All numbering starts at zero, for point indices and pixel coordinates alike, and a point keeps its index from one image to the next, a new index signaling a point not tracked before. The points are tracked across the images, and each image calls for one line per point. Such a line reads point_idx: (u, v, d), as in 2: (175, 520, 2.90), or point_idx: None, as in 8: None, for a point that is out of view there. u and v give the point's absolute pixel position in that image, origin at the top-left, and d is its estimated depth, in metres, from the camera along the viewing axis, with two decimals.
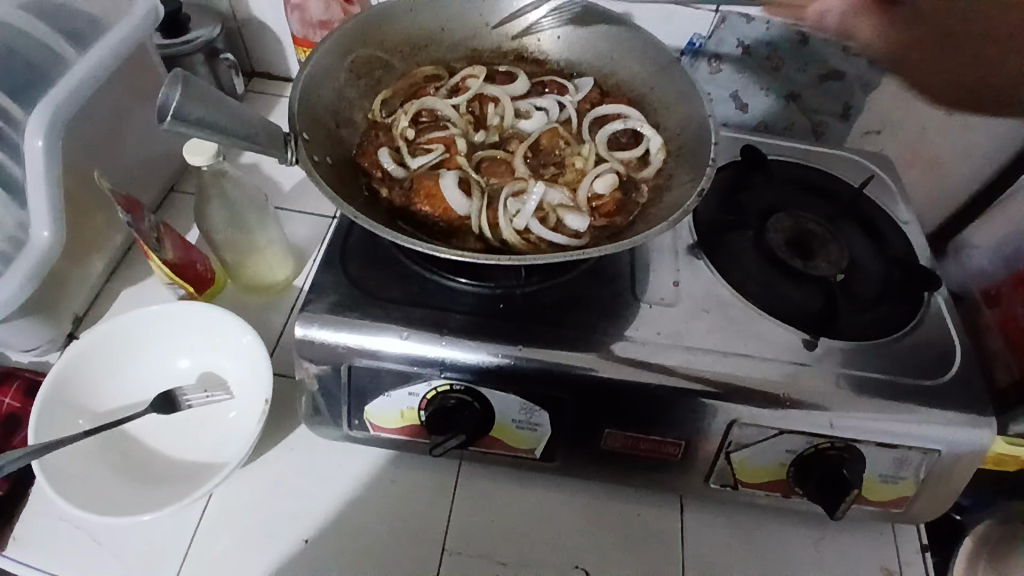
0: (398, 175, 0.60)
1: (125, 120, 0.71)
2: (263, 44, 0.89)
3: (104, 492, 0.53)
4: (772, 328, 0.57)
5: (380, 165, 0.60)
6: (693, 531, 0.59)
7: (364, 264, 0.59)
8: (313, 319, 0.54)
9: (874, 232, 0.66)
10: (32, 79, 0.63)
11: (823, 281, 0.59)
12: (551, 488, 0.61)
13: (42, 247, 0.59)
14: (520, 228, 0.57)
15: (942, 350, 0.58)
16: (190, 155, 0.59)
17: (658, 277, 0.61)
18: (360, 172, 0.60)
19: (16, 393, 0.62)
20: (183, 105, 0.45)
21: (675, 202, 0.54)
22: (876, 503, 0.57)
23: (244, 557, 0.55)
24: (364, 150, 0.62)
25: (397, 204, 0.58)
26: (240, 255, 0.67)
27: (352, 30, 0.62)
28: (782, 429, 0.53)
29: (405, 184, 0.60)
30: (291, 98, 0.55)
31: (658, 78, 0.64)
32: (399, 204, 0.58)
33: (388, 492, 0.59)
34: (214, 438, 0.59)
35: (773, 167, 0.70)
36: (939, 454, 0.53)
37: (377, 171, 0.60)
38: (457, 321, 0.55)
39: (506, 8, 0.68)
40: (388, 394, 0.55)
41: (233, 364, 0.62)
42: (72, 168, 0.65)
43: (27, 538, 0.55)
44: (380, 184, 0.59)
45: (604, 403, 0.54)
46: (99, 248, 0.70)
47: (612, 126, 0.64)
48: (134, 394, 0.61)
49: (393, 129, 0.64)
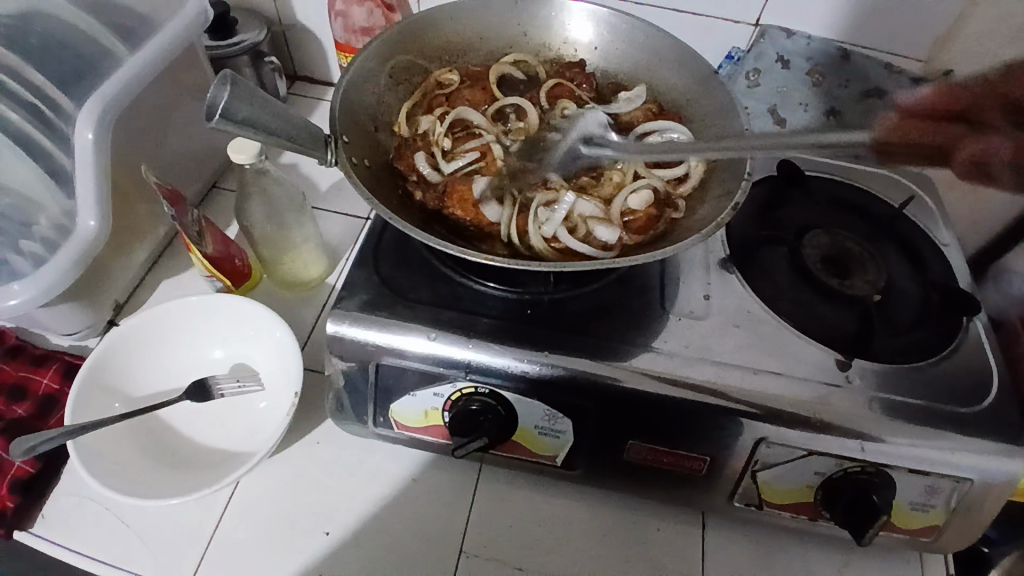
0: (432, 179, 0.61)
1: (172, 118, 0.73)
2: (307, 49, 0.92)
3: (133, 474, 0.54)
4: (804, 346, 0.56)
5: (416, 168, 0.61)
6: (713, 549, 0.58)
7: (395, 265, 0.60)
8: (344, 316, 0.55)
9: (914, 255, 0.64)
10: (85, 74, 0.66)
11: (859, 301, 0.58)
12: (570, 496, 0.60)
13: (87, 235, 0.61)
14: (547, 236, 0.57)
15: (978, 377, 0.56)
16: (233, 152, 0.60)
17: (687, 290, 0.60)
18: (396, 174, 0.61)
19: (54, 375, 0.64)
20: (231, 104, 0.46)
21: (709, 216, 0.54)
22: (904, 531, 0.55)
23: (262, 550, 0.56)
24: (399, 151, 0.62)
25: (429, 207, 0.59)
26: (276, 252, 0.69)
27: (393, 37, 0.64)
28: (811, 450, 0.52)
29: (438, 188, 0.60)
30: (333, 102, 0.57)
31: (696, 91, 0.64)
32: (432, 207, 0.59)
33: (408, 491, 0.60)
34: (244, 427, 0.60)
35: (812, 184, 0.69)
36: (971, 483, 0.52)
37: (413, 174, 0.61)
38: (484, 324, 0.55)
39: (545, 17, 0.69)
40: (413, 394, 0.55)
41: (265, 357, 0.64)
42: (120, 161, 0.67)
43: (55, 518, 0.57)
44: (414, 187, 0.60)
45: (630, 413, 0.53)
46: (143, 238, 0.72)
47: (648, 141, 0.63)
48: (169, 380, 0.63)
49: (429, 135, 0.64)
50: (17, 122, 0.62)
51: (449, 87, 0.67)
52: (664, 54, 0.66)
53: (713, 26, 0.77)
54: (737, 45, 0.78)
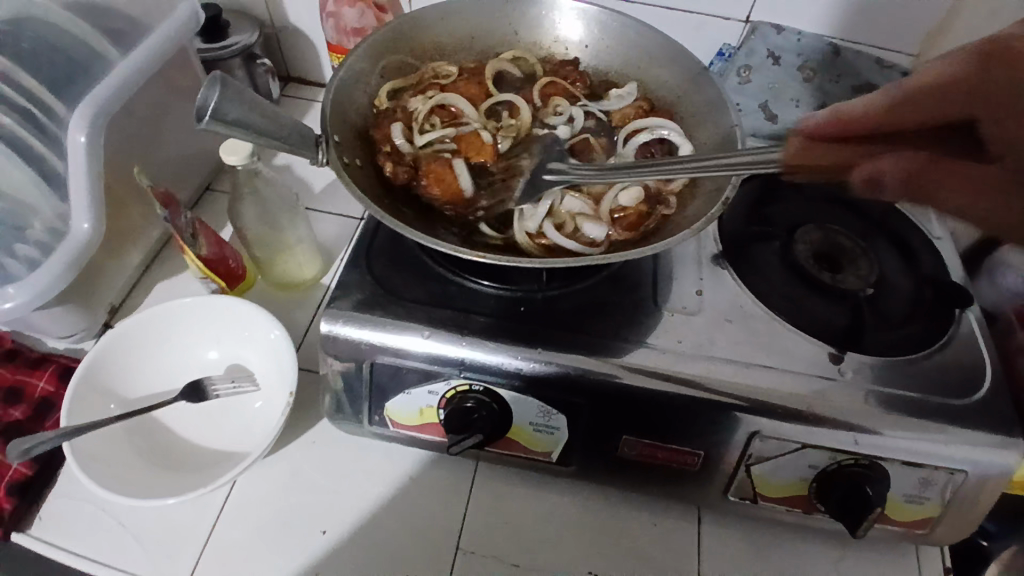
0: (404, 151, 0.62)
1: (165, 121, 0.74)
2: (300, 50, 0.92)
3: (128, 475, 0.55)
4: (796, 341, 0.56)
5: (391, 139, 0.61)
6: (709, 544, 0.58)
7: (389, 264, 0.60)
8: (338, 316, 0.55)
9: (906, 249, 0.65)
10: (78, 78, 0.66)
11: (851, 295, 0.59)
12: (566, 493, 0.61)
13: (81, 238, 0.61)
14: (532, 232, 0.58)
15: (971, 369, 0.56)
16: (226, 153, 0.60)
17: (680, 286, 0.61)
18: (372, 148, 0.61)
19: (50, 378, 0.64)
20: (221, 105, 0.46)
21: (698, 212, 0.54)
22: (899, 523, 0.55)
23: (258, 550, 0.56)
24: (378, 126, 0.63)
25: (400, 180, 0.59)
26: (271, 253, 0.69)
27: (386, 36, 0.64)
28: (804, 443, 0.52)
29: (409, 161, 0.61)
30: (324, 100, 0.57)
31: (686, 87, 0.64)
32: (401, 179, 0.59)
33: (404, 490, 0.60)
34: (240, 428, 0.60)
35: (803, 179, 0.70)
36: (965, 475, 0.52)
37: (387, 145, 0.61)
38: (478, 322, 0.55)
39: (535, 15, 0.69)
40: (408, 392, 0.56)
41: (260, 357, 0.64)
42: (112, 165, 0.67)
43: (52, 521, 0.57)
44: (385, 158, 0.60)
45: (623, 409, 0.53)
46: (137, 241, 0.72)
47: (639, 137, 0.63)
48: (164, 381, 0.63)
49: (412, 114, 0.64)
50: (9, 126, 0.61)
51: (441, 79, 0.67)
52: (653, 52, 0.66)
53: (703, 23, 0.77)
54: (728, 41, 0.78)
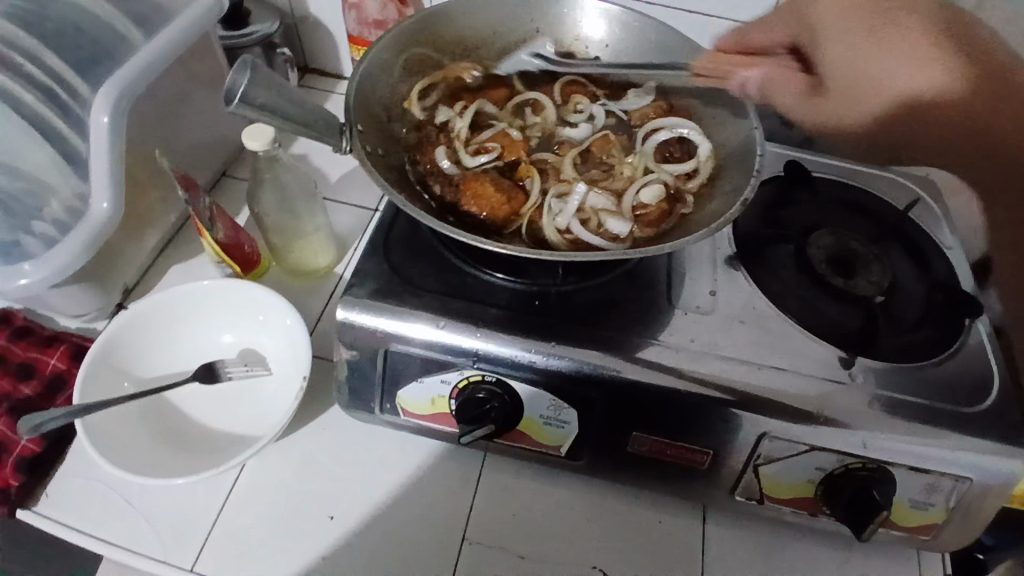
0: (451, 172, 0.62)
1: (185, 105, 0.74)
2: (320, 41, 0.92)
3: (139, 453, 0.55)
4: (808, 343, 0.57)
5: (435, 161, 0.63)
6: (715, 544, 0.59)
7: (405, 253, 0.61)
8: (355, 302, 0.56)
9: (917, 259, 0.65)
10: (101, 59, 0.66)
11: (862, 301, 0.59)
12: (573, 487, 0.61)
13: (100, 218, 0.61)
14: (561, 228, 0.59)
15: (979, 378, 0.57)
16: (248, 139, 0.60)
17: (694, 285, 0.61)
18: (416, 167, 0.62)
19: (62, 356, 0.65)
20: (249, 89, 0.47)
21: (718, 210, 0.54)
22: (903, 528, 0.55)
23: (267, 531, 0.56)
24: (422, 150, 0.64)
25: (447, 200, 0.60)
26: (287, 240, 0.69)
27: (410, 28, 0.65)
28: (813, 445, 0.52)
29: (455, 180, 0.62)
30: (348, 91, 0.57)
31: (704, 91, 0.65)
32: (450, 199, 0.60)
33: (414, 477, 0.60)
34: (252, 411, 0.61)
35: (818, 186, 0.70)
36: (971, 483, 0.52)
37: (432, 166, 0.63)
38: (492, 314, 0.56)
39: (557, 14, 0.70)
40: (421, 381, 0.56)
41: (273, 342, 0.64)
42: (134, 147, 0.68)
43: (59, 498, 0.57)
44: (433, 178, 0.62)
45: (635, 404, 0.54)
46: (154, 224, 0.73)
47: (659, 136, 0.64)
48: (177, 363, 0.63)
49: (450, 130, 0.66)
50: (31, 103, 0.62)
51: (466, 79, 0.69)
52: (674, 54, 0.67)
53: (724, 27, 0.78)
54: None
